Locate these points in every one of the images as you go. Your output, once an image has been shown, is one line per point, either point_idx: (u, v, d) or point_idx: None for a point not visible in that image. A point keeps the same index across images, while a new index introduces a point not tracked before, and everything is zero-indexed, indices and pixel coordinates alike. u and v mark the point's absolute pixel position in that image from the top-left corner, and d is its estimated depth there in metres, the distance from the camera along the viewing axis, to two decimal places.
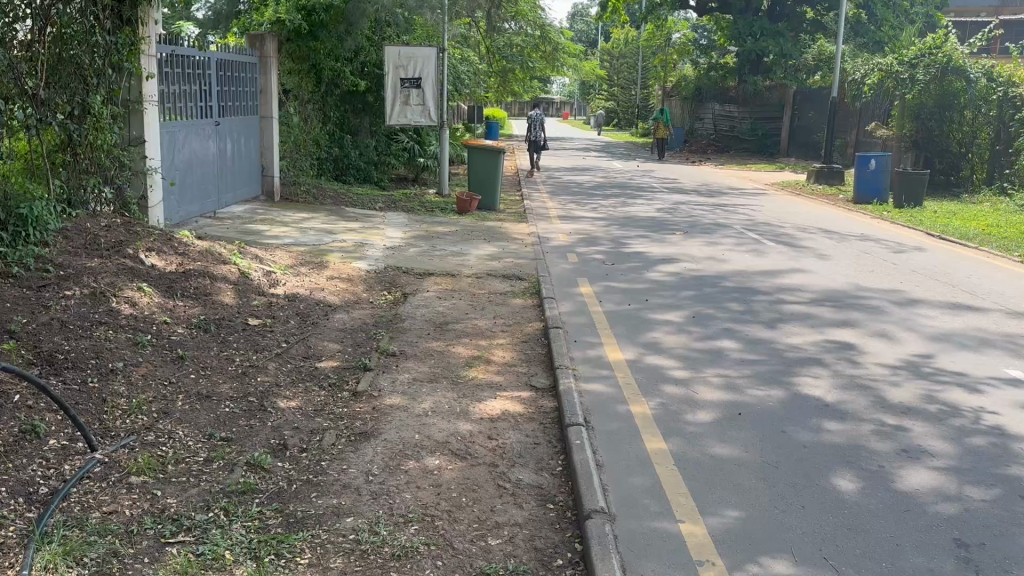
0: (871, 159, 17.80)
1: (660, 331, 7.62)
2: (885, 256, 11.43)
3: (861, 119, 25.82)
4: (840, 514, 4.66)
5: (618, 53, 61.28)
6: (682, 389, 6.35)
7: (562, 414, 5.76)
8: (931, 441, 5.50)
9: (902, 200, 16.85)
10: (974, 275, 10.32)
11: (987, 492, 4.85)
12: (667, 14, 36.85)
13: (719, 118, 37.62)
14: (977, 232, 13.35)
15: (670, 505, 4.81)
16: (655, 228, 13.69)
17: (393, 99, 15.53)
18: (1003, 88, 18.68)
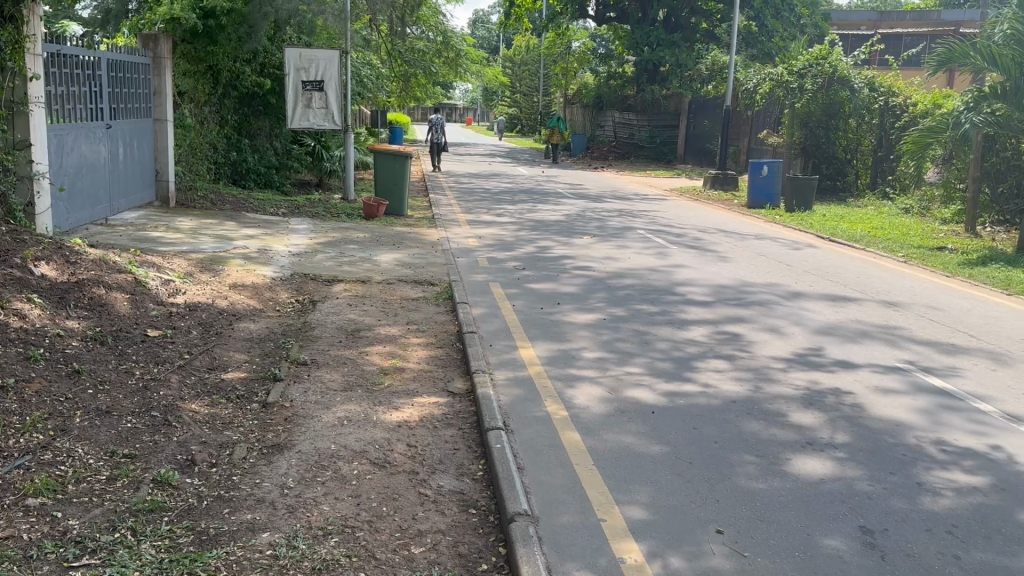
0: (762, 166, 19.19)
1: (573, 334, 7.84)
2: (781, 260, 12.43)
3: (754, 127, 25.83)
4: (753, 507, 4.70)
5: (519, 59, 60.88)
6: (595, 390, 6.49)
7: (480, 419, 5.79)
8: (831, 433, 5.73)
9: (793, 205, 18.55)
10: (861, 274, 11.52)
11: (884, 479, 5.05)
12: (567, 22, 36.41)
13: (618, 126, 37.19)
14: (865, 235, 14.89)
15: (589, 502, 4.72)
16: (565, 232, 14.13)
17: (295, 100, 15.58)
18: (884, 98, 20.54)
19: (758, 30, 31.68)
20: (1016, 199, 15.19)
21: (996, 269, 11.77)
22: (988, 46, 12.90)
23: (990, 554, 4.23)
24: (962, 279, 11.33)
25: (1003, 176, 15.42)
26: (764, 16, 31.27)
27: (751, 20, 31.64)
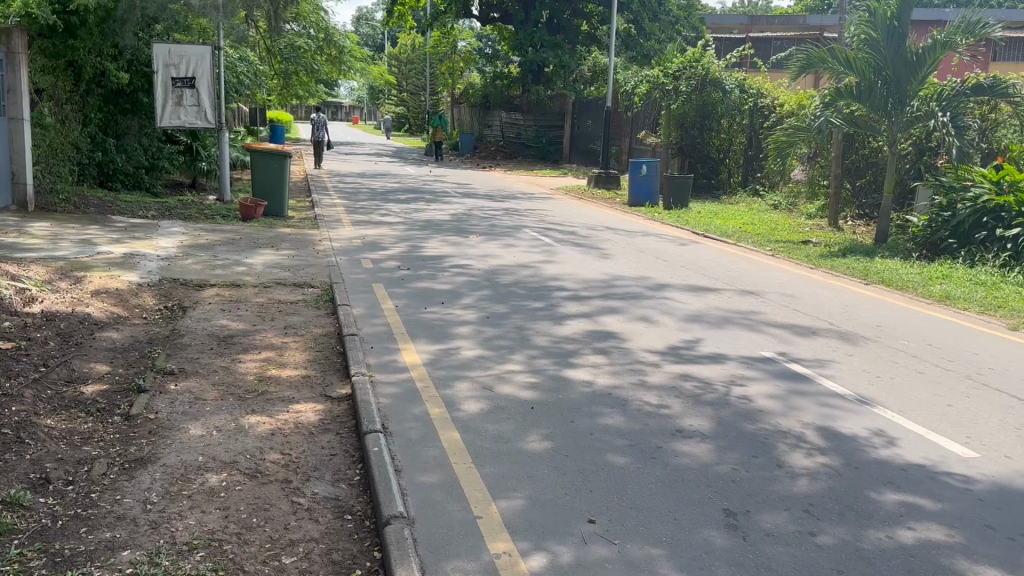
0: (642, 165, 19.78)
1: (455, 333, 7.84)
2: (659, 255, 12.80)
3: (633, 127, 26.53)
4: (625, 495, 4.82)
5: (405, 58, 60.44)
6: (475, 388, 6.50)
7: (358, 423, 5.70)
8: (700, 420, 5.94)
9: (671, 202, 19.16)
10: (734, 268, 12.01)
11: (749, 462, 5.28)
12: (452, 21, 36.43)
13: (505, 126, 37.52)
14: (738, 231, 15.54)
15: (466, 500, 4.72)
16: (450, 231, 14.11)
17: (163, 98, 14.94)
18: (753, 99, 21.50)
19: (637, 33, 32.55)
20: (872, 194, 16.19)
21: (855, 260, 12.49)
22: (843, 51, 13.66)
23: (841, 529, 4.49)
24: (825, 271, 11.98)
25: (861, 172, 16.40)
26: (643, 20, 32.18)
27: (630, 23, 32.50)
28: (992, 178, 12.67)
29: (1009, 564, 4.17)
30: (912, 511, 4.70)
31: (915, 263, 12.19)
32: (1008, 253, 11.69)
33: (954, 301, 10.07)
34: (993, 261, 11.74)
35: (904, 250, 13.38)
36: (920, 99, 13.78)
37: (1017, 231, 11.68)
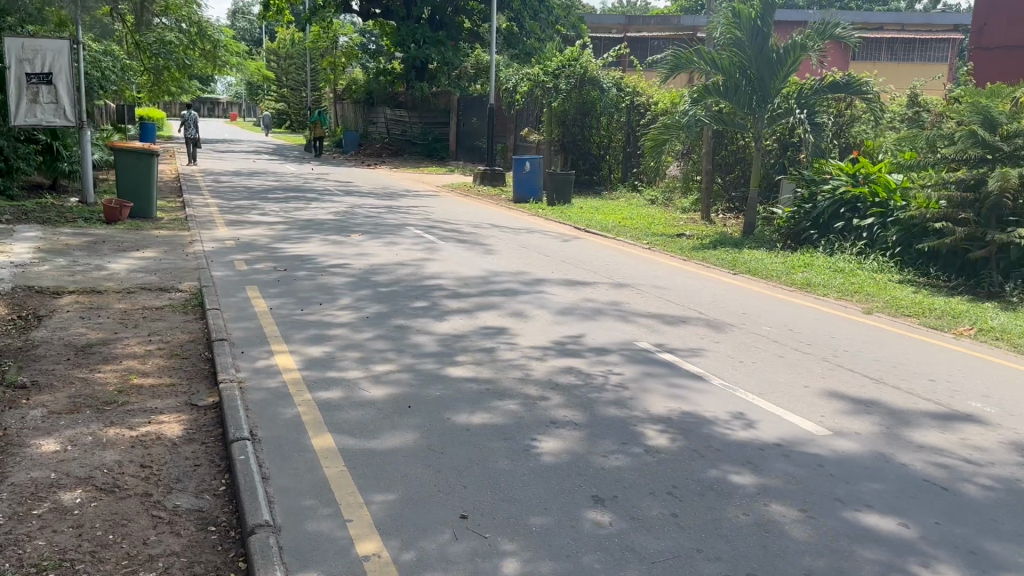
0: (525, 162, 20.01)
1: (330, 334, 7.72)
2: (541, 251, 12.99)
3: (517, 125, 26.78)
4: (497, 489, 4.86)
5: (284, 53, 58.85)
6: (350, 388, 6.44)
7: (225, 430, 5.54)
8: (574, 411, 6.07)
9: (554, 198, 19.45)
10: (612, 261, 12.30)
11: (619, 450, 5.43)
12: (331, 16, 35.73)
13: (390, 123, 37.19)
14: (617, 225, 15.93)
15: (336, 504, 4.66)
16: (330, 229, 13.87)
17: (17, 95, 14.04)
18: (630, 97, 22.11)
19: (519, 31, 32.86)
20: (741, 188, 16.95)
21: (724, 251, 13.03)
22: (708, 52, 14.23)
23: (703, 509, 4.68)
24: (697, 262, 12.45)
25: (730, 167, 17.12)
26: (523, 18, 32.47)
27: (512, 21, 32.77)
28: (848, 171, 13.46)
29: (853, 533, 4.45)
30: (768, 488, 4.94)
31: (779, 253, 12.83)
32: (863, 242, 12.50)
33: (814, 288, 10.65)
34: (850, 249, 12.50)
35: (771, 241, 14.06)
36: (781, 96, 14.58)
37: (871, 221, 12.45)
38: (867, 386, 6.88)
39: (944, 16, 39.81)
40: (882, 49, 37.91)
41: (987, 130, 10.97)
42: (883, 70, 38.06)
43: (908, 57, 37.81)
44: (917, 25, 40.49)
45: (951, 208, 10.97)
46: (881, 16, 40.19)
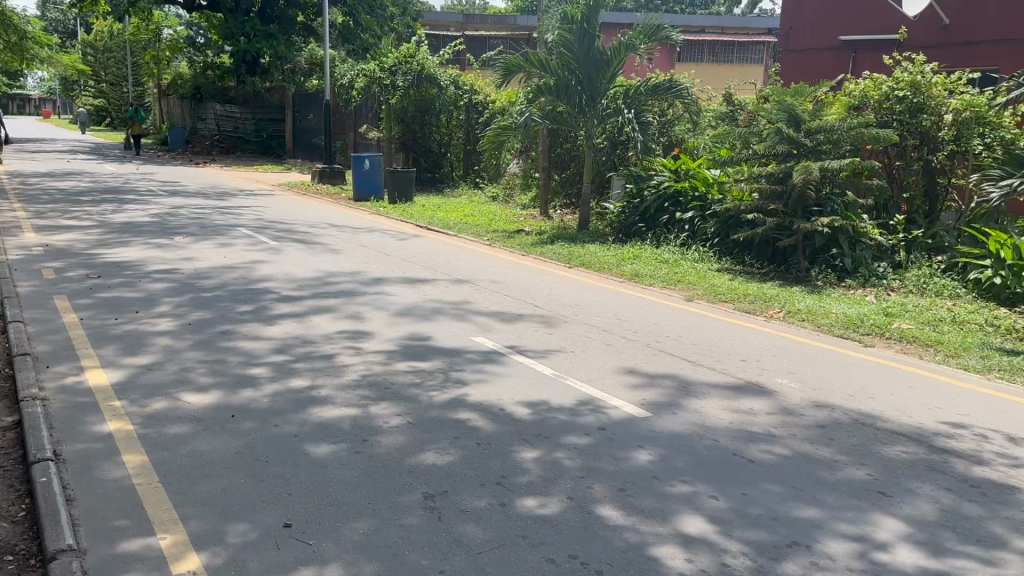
0: (364, 160, 19.75)
1: (149, 344, 7.35)
2: (380, 250, 12.89)
3: (355, 122, 26.40)
4: (322, 494, 4.80)
5: (101, 45, 55.16)
6: (170, 399, 6.15)
7: (26, 452, 5.17)
8: (404, 410, 6.08)
9: (395, 196, 19.34)
10: (451, 259, 12.35)
11: (447, 445, 5.49)
12: (153, 7, 33.83)
13: (221, 119, 35.72)
14: (458, 222, 16.08)
15: (151, 521, 4.46)
16: (153, 232, 13.18)
17: None
18: (468, 95, 22.30)
19: (354, 26, 32.39)
20: (576, 184, 17.52)
21: (560, 246, 13.43)
22: (535, 55, 14.70)
23: (527, 496, 4.81)
24: (534, 257, 12.76)
25: (565, 165, 17.63)
26: (358, 14, 31.96)
27: (347, 16, 32.22)
28: (671, 167, 14.22)
29: (667, 507, 4.70)
30: (589, 471, 5.14)
31: (611, 246, 13.36)
32: (686, 234, 13.27)
33: (641, 278, 11.18)
34: (675, 241, 13.22)
35: (603, 235, 14.64)
36: (609, 96, 15.12)
37: (692, 215, 13.24)
38: (686, 368, 7.31)
39: (757, 20, 42.74)
40: (704, 50, 40.20)
41: (792, 128, 11.82)
42: (703, 71, 40.36)
43: (726, 58, 40.24)
44: (735, 28, 43.17)
45: (762, 201, 11.80)
46: (701, 19, 42.55)
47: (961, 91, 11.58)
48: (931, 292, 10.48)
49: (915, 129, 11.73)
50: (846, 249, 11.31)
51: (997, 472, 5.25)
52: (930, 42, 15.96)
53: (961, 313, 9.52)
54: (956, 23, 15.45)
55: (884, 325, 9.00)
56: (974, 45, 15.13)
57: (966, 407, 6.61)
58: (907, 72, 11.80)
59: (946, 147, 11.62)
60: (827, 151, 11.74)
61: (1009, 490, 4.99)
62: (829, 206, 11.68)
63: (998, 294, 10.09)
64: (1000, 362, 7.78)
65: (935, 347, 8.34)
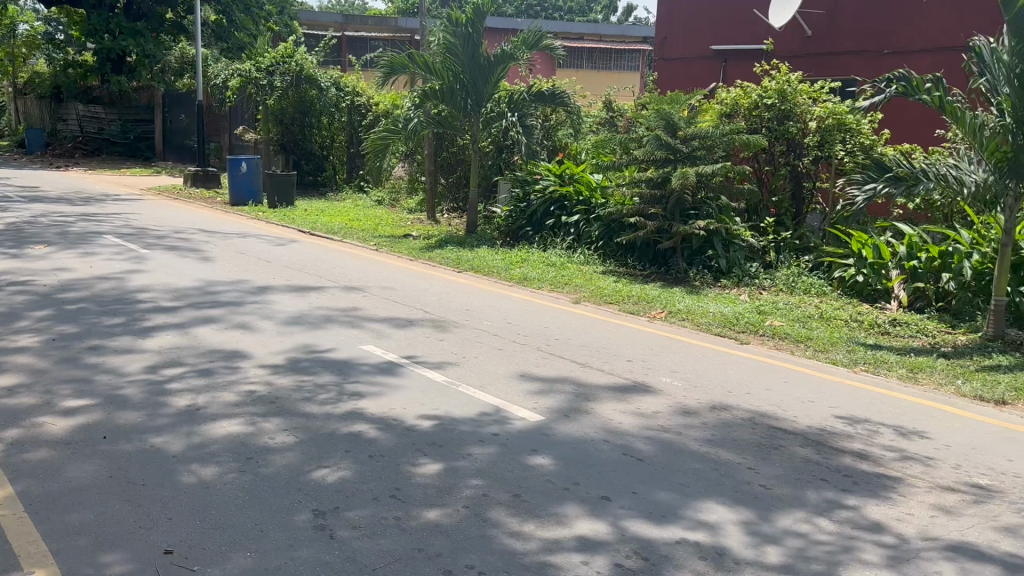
0: (241, 162, 19.05)
1: (8, 363, 6.82)
2: (261, 256, 12.46)
3: (231, 123, 25.47)
4: (206, 516, 4.57)
5: None
6: (34, 423, 5.72)
7: None
8: (291, 426, 5.87)
9: (275, 201, 18.77)
10: (336, 264, 12.08)
11: (338, 460, 5.33)
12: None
13: (84, 119, 33.73)
14: (342, 226, 15.78)
15: (15, 556, 4.12)
16: (10, 241, 12.27)
17: None
18: (349, 96, 21.86)
19: (228, 25, 31.22)
20: (463, 189, 17.52)
21: (449, 250, 13.37)
22: (420, 56, 14.65)
23: (422, 508, 4.73)
24: (422, 262, 12.65)
25: (452, 168, 17.58)
26: (232, 11, 30.82)
27: (220, 14, 31.02)
28: (556, 172, 14.43)
29: (562, 511, 4.73)
30: (485, 479, 5.11)
31: (499, 250, 13.41)
32: (572, 237, 13.48)
33: (530, 281, 11.27)
34: (561, 244, 13.42)
35: (491, 238, 14.71)
36: (493, 100, 15.22)
37: (577, 218, 13.48)
38: (575, 371, 7.39)
39: (634, 29, 43.99)
40: (584, 58, 40.99)
41: (669, 135, 12.13)
42: (584, 77, 41.13)
43: (606, 66, 41.19)
44: (612, 37, 44.28)
45: (643, 204, 12.13)
46: (581, 27, 43.39)
47: (824, 99, 12.24)
48: (800, 290, 11.03)
49: (782, 135, 12.33)
50: (721, 250, 11.76)
51: (868, 462, 5.57)
52: (795, 53, 16.77)
53: (828, 309, 10.06)
54: (818, 33, 16.32)
55: (758, 323, 9.40)
56: (835, 56, 16.05)
57: (835, 399, 6.98)
58: (774, 80, 12.36)
59: (810, 153, 12.28)
60: (702, 157, 12.00)
61: (879, 478, 5.29)
62: (705, 209, 12.11)
63: (860, 292, 10.70)
64: (864, 356, 8.26)
65: (805, 343, 8.79)
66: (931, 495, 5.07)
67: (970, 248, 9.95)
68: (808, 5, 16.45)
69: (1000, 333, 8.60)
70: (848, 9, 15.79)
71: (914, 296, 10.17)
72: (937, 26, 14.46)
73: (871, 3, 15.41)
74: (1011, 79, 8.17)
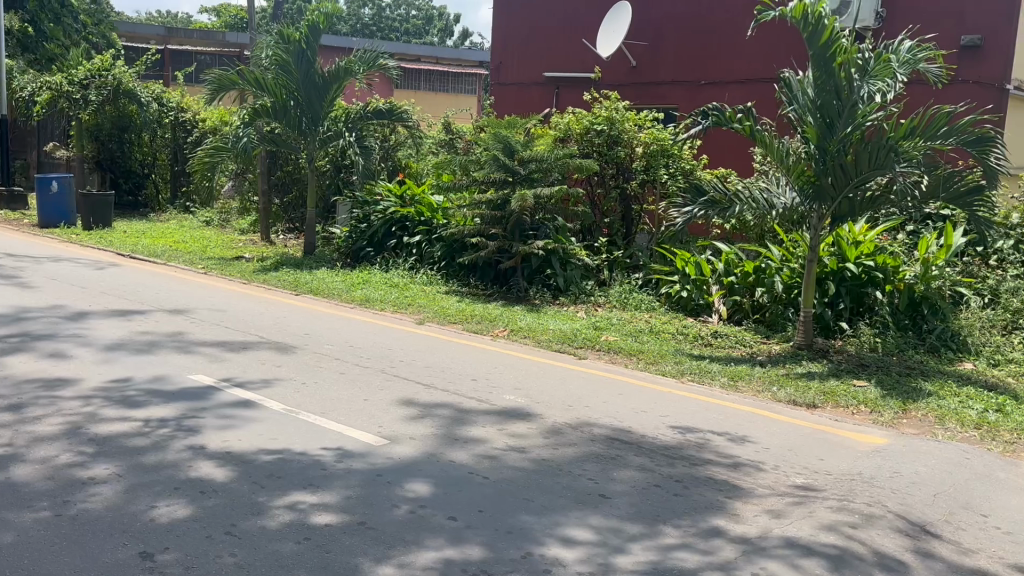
0: (51, 181, 17.65)
1: None
2: (75, 281, 11.57)
3: (39, 138, 23.59)
4: (17, 567, 4.16)
5: None
6: None
7: None
8: (114, 464, 5.46)
9: (91, 222, 17.48)
10: (161, 289, 11.40)
11: (169, 498, 5.02)
12: None
13: None
14: (167, 249, 14.94)
15: None
16: None
17: None
18: (173, 113, 20.77)
19: (37, 34, 28.90)
20: (299, 209, 17.09)
21: (285, 272, 12.98)
22: (251, 73, 14.20)
23: (261, 541, 4.53)
24: (256, 285, 12.21)
25: (287, 188, 17.10)
26: (40, 20, 28.64)
27: (26, 23, 28.65)
28: (396, 192, 14.37)
29: (407, 534, 4.67)
30: (328, 508, 4.96)
31: (338, 271, 13.18)
32: (414, 258, 13.46)
33: (371, 303, 11.13)
34: (403, 265, 13.38)
35: (330, 259, 14.47)
36: (330, 119, 14.89)
37: (418, 239, 13.48)
38: (418, 392, 7.35)
39: (470, 52, 44.49)
40: (421, 79, 40.96)
41: (506, 157, 12.35)
42: (423, 99, 41.22)
43: (443, 88, 41.52)
44: (449, 59, 44.62)
45: (483, 225, 12.32)
46: (418, 48, 43.40)
47: (649, 126, 12.90)
48: (632, 306, 11.55)
49: (612, 160, 12.90)
50: (558, 269, 12.12)
51: (698, 468, 5.89)
52: (621, 81, 17.63)
53: (657, 324, 10.59)
54: (642, 64, 17.24)
55: (594, 339, 9.74)
56: (658, 85, 17.04)
57: (667, 409, 7.35)
58: (603, 107, 12.92)
59: (638, 176, 12.93)
60: (539, 179, 12.32)
61: (708, 484, 5.60)
62: (543, 229, 12.44)
63: (685, 306, 11.36)
64: (690, 366, 8.77)
65: (637, 356, 9.21)
66: (755, 497, 5.43)
67: (781, 264, 10.78)
68: (632, 36, 17.36)
69: (809, 342, 9.37)
70: (669, 42, 16.81)
71: (733, 310, 10.90)
72: (748, 60, 15.67)
73: (688, 37, 16.48)
74: (814, 110, 8.95)
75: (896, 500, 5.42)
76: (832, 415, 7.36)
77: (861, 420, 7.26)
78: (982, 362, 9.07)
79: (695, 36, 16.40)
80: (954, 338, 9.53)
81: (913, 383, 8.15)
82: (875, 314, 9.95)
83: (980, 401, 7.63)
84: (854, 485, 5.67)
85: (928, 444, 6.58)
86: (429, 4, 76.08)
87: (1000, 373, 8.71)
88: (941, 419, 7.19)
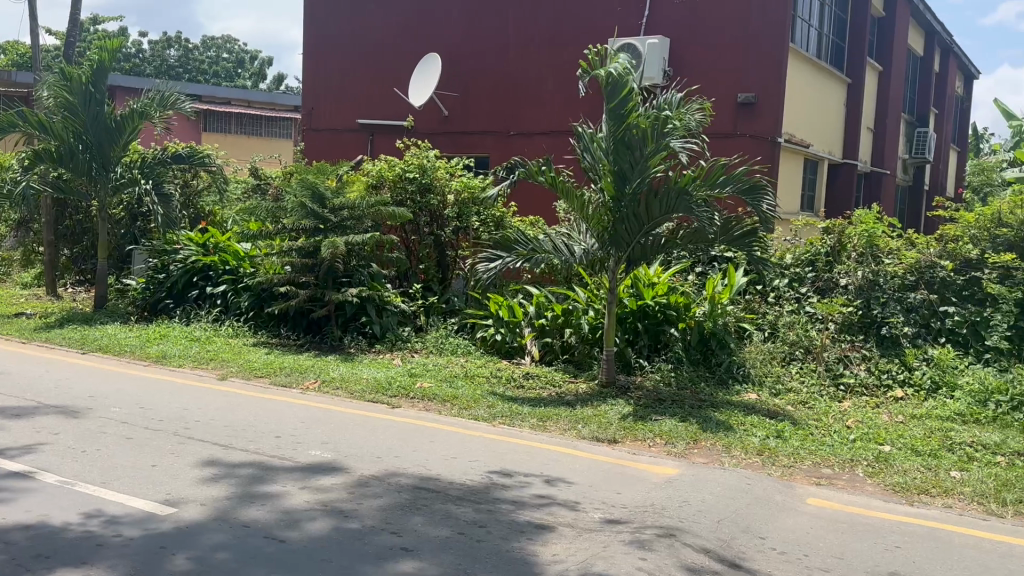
0: None
1: None
2: None
3: None
4: None
5: None
6: None
7: None
8: None
9: None
10: None
11: None
12: None
13: None
14: None
15: None
16: None
17: None
18: None
19: None
20: (90, 260, 15.95)
21: (71, 329, 12.03)
22: (33, 114, 13.18)
23: None
24: (39, 345, 11.18)
25: (77, 237, 15.94)
26: None
27: None
28: (198, 240, 13.72)
29: None
30: None
31: (133, 326, 12.37)
32: (218, 308, 12.92)
33: (169, 359, 10.50)
34: (205, 317, 12.80)
35: (125, 313, 13.61)
36: (123, 164, 14.08)
37: (223, 289, 12.93)
38: (215, 453, 6.97)
39: (284, 97, 43.56)
40: (231, 122, 39.59)
41: (316, 204, 12.10)
42: (232, 142, 39.80)
43: (254, 131, 40.29)
44: (262, 103, 43.45)
45: (293, 273, 11.97)
46: (228, 91, 41.93)
47: (459, 174, 13.15)
48: (447, 351, 11.62)
49: (425, 207, 13.03)
50: (373, 316, 11.97)
51: (501, 512, 5.94)
52: (435, 130, 17.91)
53: (470, 368, 10.70)
54: (454, 114, 17.60)
55: (407, 386, 9.68)
56: (469, 134, 17.44)
57: (475, 454, 7.38)
58: (415, 155, 13.04)
59: (452, 224, 13.15)
60: (352, 227, 12.16)
61: (512, 527, 5.64)
62: (357, 276, 12.27)
63: (499, 349, 11.56)
64: (501, 409, 8.88)
65: (450, 402, 9.22)
66: (555, 535, 5.55)
67: (586, 306, 11.22)
68: (443, 87, 17.70)
69: (611, 379, 9.79)
70: (479, 92, 17.27)
71: (543, 351, 11.22)
72: (553, 112, 16.38)
73: (498, 87, 17.04)
74: (610, 162, 9.45)
75: (686, 527, 5.73)
76: (630, 449, 7.69)
77: (657, 451, 7.64)
78: (764, 392, 9.79)
79: (503, 87, 16.97)
80: (740, 370, 10.27)
81: (704, 414, 8.70)
82: (671, 350, 10.59)
83: (762, 428, 8.24)
84: (648, 516, 5.93)
85: (715, 473, 7.00)
86: (242, 48, 74.05)
87: (780, 402, 9.44)
88: (728, 448, 7.69)
